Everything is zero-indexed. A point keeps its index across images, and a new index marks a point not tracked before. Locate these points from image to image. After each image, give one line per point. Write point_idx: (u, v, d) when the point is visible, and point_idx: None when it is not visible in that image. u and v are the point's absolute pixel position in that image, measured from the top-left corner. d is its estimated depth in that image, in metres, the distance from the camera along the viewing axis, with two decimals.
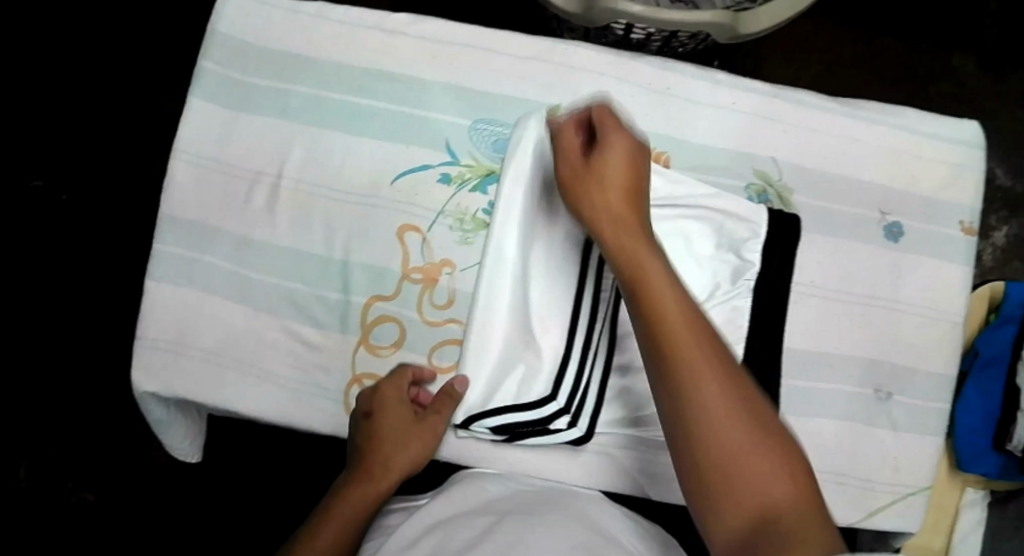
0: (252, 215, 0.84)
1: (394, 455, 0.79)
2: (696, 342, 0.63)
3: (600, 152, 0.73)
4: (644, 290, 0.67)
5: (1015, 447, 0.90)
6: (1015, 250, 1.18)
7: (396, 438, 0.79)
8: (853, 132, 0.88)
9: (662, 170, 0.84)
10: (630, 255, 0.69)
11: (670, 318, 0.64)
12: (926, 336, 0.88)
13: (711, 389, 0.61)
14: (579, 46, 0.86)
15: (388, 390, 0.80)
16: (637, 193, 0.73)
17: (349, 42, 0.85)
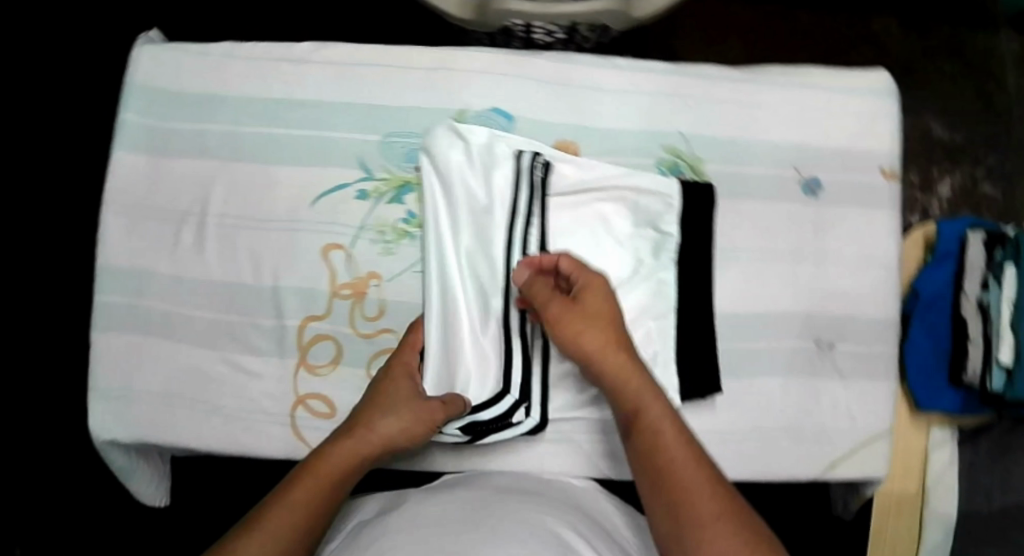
0: (183, 254, 0.87)
1: (385, 421, 0.77)
2: (694, 470, 0.69)
3: (581, 291, 0.77)
4: (641, 426, 0.72)
5: (972, 377, 0.88)
6: (962, 199, 1.17)
7: (395, 402, 0.78)
8: (756, 96, 0.88)
9: (572, 158, 0.85)
10: (628, 392, 0.74)
11: (669, 450, 0.70)
12: (859, 283, 0.89)
13: (708, 532, 0.65)
14: (475, 50, 0.86)
15: (400, 361, 0.80)
16: (620, 327, 0.77)
17: (254, 77, 0.87)
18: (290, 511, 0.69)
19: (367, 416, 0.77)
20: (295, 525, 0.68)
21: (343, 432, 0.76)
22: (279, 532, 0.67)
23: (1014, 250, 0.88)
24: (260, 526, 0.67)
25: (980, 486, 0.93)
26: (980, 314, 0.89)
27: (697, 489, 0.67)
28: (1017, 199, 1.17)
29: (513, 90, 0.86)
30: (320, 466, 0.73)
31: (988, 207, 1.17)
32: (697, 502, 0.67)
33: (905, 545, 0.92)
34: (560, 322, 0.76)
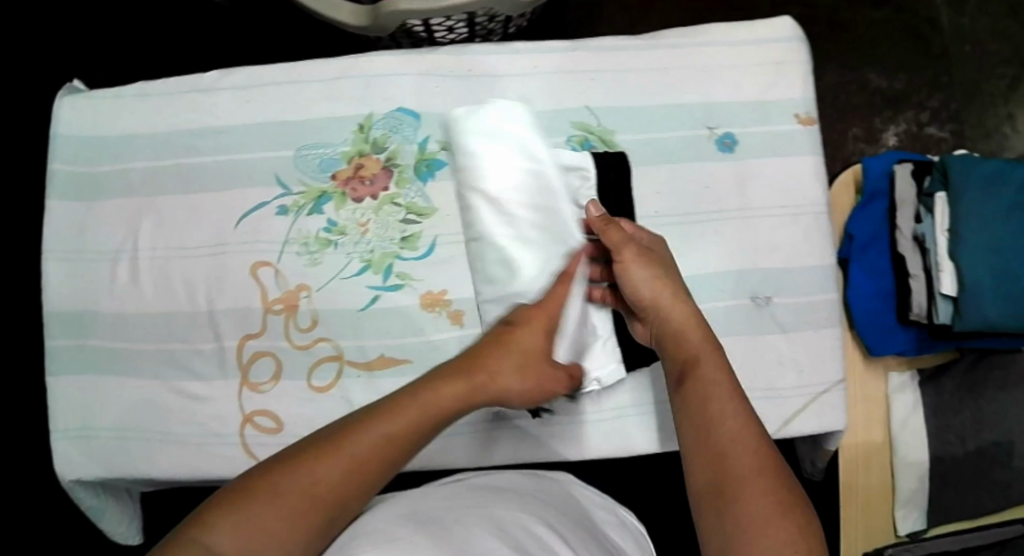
0: (121, 292, 0.88)
1: (507, 376, 0.74)
2: (742, 419, 0.71)
3: (651, 248, 0.80)
4: (698, 371, 0.74)
5: (918, 313, 0.85)
6: (910, 145, 1.15)
7: (538, 352, 0.76)
8: (654, 62, 0.89)
9: (492, 141, 0.83)
10: (688, 341, 0.76)
11: (720, 396, 0.72)
12: (789, 233, 0.88)
13: (748, 473, 0.68)
14: (376, 54, 0.88)
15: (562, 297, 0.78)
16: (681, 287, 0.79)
17: (170, 111, 0.89)
18: (365, 455, 0.67)
19: (488, 361, 0.74)
20: (365, 470, 0.67)
21: (470, 368, 0.74)
22: (345, 474, 0.66)
23: (941, 176, 0.87)
24: (324, 458, 0.66)
25: (951, 428, 0.91)
26: (918, 248, 0.88)
27: (741, 436, 0.70)
28: (965, 138, 1.15)
29: (417, 88, 0.87)
30: (406, 413, 0.70)
31: (936, 149, 1.15)
32: (737, 450, 0.69)
33: (879, 495, 0.90)
34: (635, 269, 0.78)
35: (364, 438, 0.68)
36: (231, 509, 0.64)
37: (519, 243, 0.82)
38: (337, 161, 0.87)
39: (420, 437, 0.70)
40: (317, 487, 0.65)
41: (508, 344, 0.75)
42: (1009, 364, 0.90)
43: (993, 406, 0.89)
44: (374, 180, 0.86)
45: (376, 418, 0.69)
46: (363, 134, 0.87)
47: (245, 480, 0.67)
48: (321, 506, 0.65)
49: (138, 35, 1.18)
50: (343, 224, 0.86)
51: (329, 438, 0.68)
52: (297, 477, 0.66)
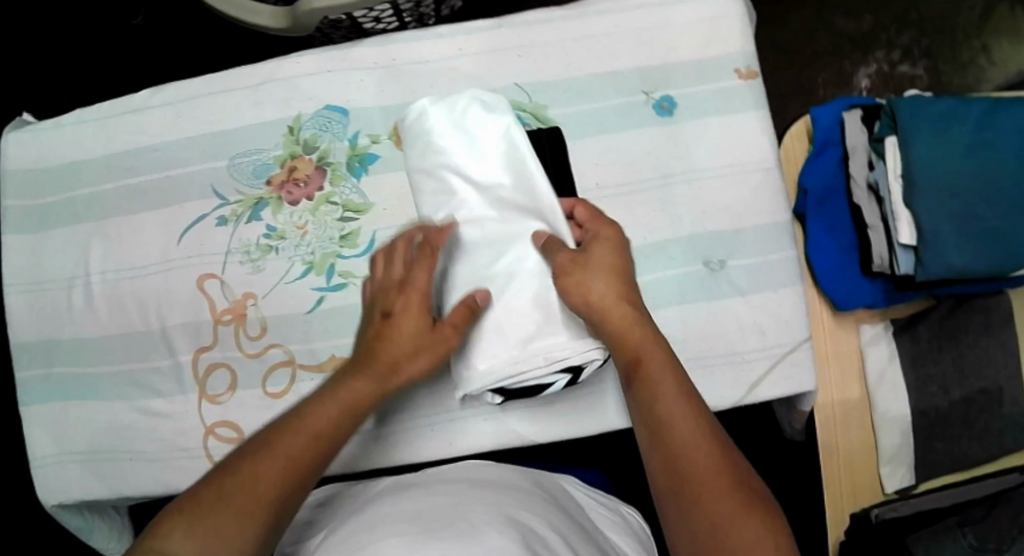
0: (78, 318, 0.89)
1: (394, 346, 0.73)
2: (696, 423, 0.66)
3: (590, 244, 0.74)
4: (644, 376, 0.69)
5: (881, 264, 0.82)
6: (883, 85, 1.19)
7: (414, 320, 0.74)
8: (583, 29, 0.86)
9: (438, 144, 0.82)
10: (632, 344, 0.70)
11: (668, 403, 0.67)
12: (739, 192, 0.84)
13: (708, 485, 0.64)
14: (300, 56, 0.87)
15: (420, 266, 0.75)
16: (626, 278, 0.74)
17: (106, 135, 0.89)
18: (298, 451, 0.67)
19: (392, 340, 0.73)
20: (299, 461, 0.66)
21: (368, 356, 0.73)
22: (286, 473, 0.65)
23: (890, 120, 0.83)
24: (262, 464, 0.65)
25: (932, 377, 0.85)
26: (873, 196, 0.84)
27: (694, 443, 0.65)
28: (940, 74, 1.19)
29: (343, 84, 0.87)
30: (316, 410, 0.69)
31: (909, 86, 1.19)
32: (696, 459, 0.65)
33: (862, 453, 0.86)
34: (570, 278, 0.73)
35: (290, 437, 0.67)
36: (177, 524, 0.61)
37: (478, 229, 0.79)
38: (271, 165, 0.87)
39: (341, 427, 0.70)
40: (260, 488, 0.64)
41: (402, 321, 0.74)
42: (990, 308, 0.85)
43: (976, 351, 0.84)
44: (308, 181, 0.86)
45: (288, 419, 0.69)
46: (293, 136, 0.87)
47: (182, 497, 0.64)
48: (269, 507, 0.63)
49: (92, 66, 1.20)
50: (283, 228, 0.86)
51: (254, 447, 0.66)
52: (239, 484, 0.64)
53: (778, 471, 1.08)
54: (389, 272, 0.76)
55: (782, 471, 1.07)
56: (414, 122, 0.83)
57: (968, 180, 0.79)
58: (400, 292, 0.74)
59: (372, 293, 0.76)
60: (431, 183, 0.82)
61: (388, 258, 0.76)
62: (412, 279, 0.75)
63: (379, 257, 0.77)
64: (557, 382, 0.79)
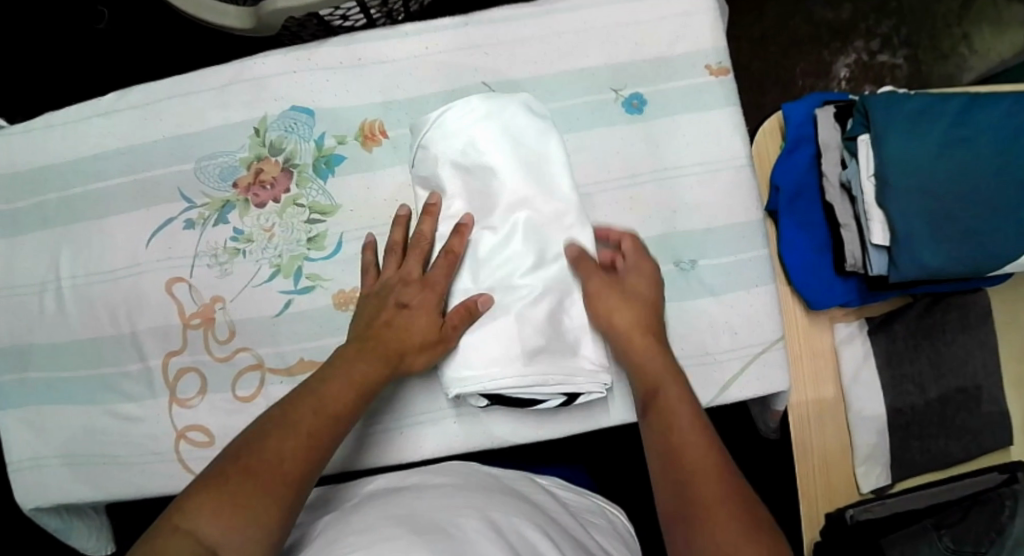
0: (49, 323, 0.88)
1: (409, 338, 0.75)
2: (707, 447, 0.68)
3: (626, 275, 0.78)
4: (659, 402, 0.72)
5: (855, 264, 0.82)
6: (862, 75, 1.18)
7: (427, 317, 0.76)
8: (549, 28, 0.86)
9: (447, 145, 0.79)
10: (653, 371, 0.73)
11: (680, 427, 0.70)
12: (711, 190, 0.83)
13: (713, 504, 0.65)
14: (264, 56, 0.87)
15: (436, 270, 0.77)
16: (653, 312, 0.77)
17: (72, 139, 0.88)
18: (315, 432, 0.68)
19: (404, 330, 0.75)
20: (316, 442, 0.68)
21: (378, 342, 0.75)
22: (305, 451, 0.67)
23: (862, 118, 0.81)
24: (284, 442, 0.66)
25: (907, 375, 0.85)
26: (846, 195, 0.83)
27: (705, 464, 0.67)
28: (919, 62, 1.17)
29: (308, 85, 0.86)
30: (330, 392, 0.71)
31: (889, 76, 1.18)
32: (705, 480, 0.66)
33: (837, 452, 0.84)
34: (601, 301, 0.77)
35: (309, 417, 0.69)
36: (203, 499, 0.62)
37: (488, 243, 0.79)
38: (237, 168, 0.86)
39: (354, 409, 0.72)
40: (283, 467, 0.65)
41: (413, 314, 0.76)
42: (966, 306, 0.84)
43: (953, 348, 0.84)
44: (275, 183, 0.85)
45: (302, 399, 0.70)
46: (260, 137, 0.86)
47: (205, 475, 0.65)
48: (293, 483, 0.65)
49: (65, 68, 1.19)
50: (250, 232, 0.85)
51: (274, 425, 0.68)
52: (264, 461, 0.65)
53: (757, 469, 1.07)
54: (406, 268, 0.78)
55: (760, 468, 1.07)
56: (445, 117, 0.80)
57: (944, 179, 0.77)
58: (415, 286, 0.77)
59: (383, 287, 0.78)
60: (456, 182, 0.80)
61: (404, 257, 0.79)
62: (426, 276, 0.77)
63: (393, 256, 0.80)
64: (549, 401, 0.79)
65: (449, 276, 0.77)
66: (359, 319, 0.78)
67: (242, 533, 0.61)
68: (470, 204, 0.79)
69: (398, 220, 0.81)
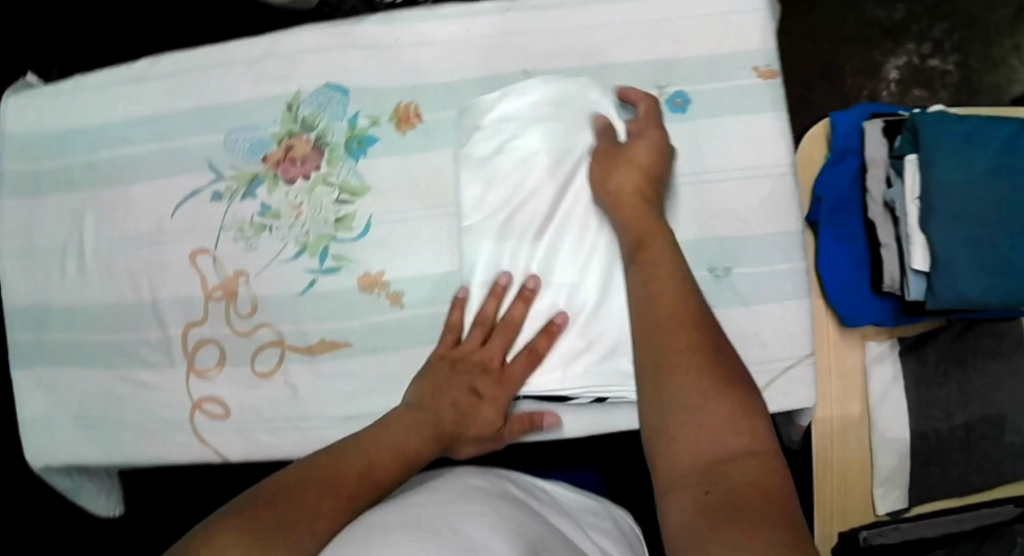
0: (71, 285, 0.88)
1: (471, 430, 0.75)
2: (685, 298, 0.66)
3: (632, 140, 0.76)
4: (643, 253, 0.71)
5: (891, 285, 0.81)
6: (912, 77, 1.15)
7: (494, 424, 0.75)
8: (594, 18, 0.84)
9: (487, 129, 0.80)
10: (639, 223, 0.73)
11: (659, 274, 0.68)
12: (751, 197, 0.81)
13: (684, 354, 0.62)
14: (302, 29, 0.85)
15: (514, 370, 0.76)
16: (654, 174, 0.75)
17: (106, 102, 0.88)
18: (354, 492, 0.64)
19: (468, 418, 0.75)
20: (354, 504, 0.63)
21: (439, 417, 0.74)
22: (342, 511, 0.62)
23: (911, 137, 0.81)
24: (323, 497, 0.62)
25: (936, 400, 0.83)
26: (889, 215, 0.82)
27: (681, 313, 0.65)
28: (970, 70, 1.14)
29: (346, 63, 0.85)
30: (378, 455, 0.68)
31: (940, 82, 1.14)
32: (677, 329, 0.64)
33: (855, 471, 0.83)
34: (605, 172, 0.76)
35: (352, 478, 0.65)
36: (233, 538, 0.57)
37: (529, 230, 0.79)
38: (267, 142, 0.85)
39: (398, 478, 0.68)
40: (317, 524, 0.60)
41: (478, 408, 0.75)
42: (1002, 333, 0.83)
43: (982, 377, 0.82)
44: (305, 160, 0.84)
45: (350, 458, 0.67)
46: (292, 113, 0.85)
47: (234, 512, 0.60)
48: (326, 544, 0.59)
49: (99, 26, 1.18)
50: (277, 208, 0.84)
51: (316, 478, 0.64)
52: (301, 513, 0.60)
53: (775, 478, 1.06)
54: (491, 347, 0.76)
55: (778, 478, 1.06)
56: (504, 101, 0.80)
57: (991, 208, 0.77)
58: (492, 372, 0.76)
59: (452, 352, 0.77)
60: (507, 168, 0.79)
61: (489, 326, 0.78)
62: (506, 369, 0.76)
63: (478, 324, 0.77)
64: (579, 399, 0.78)
65: (525, 375, 0.76)
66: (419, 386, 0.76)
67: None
68: (506, 189, 0.79)
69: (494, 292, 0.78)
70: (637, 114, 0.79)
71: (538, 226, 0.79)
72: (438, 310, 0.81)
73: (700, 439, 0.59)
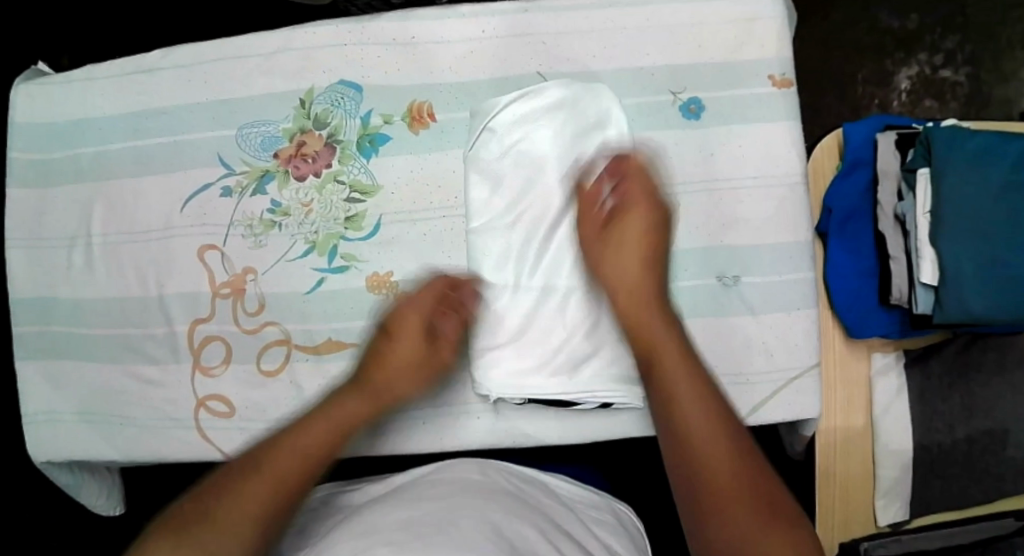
0: (77, 277, 0.87)
1: (402, 379, 0.75)
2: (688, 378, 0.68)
3: (624, 203, 0.77)
4: (637, 331, 0.72)
5: (899, 298, 0.81)
6: (923, 88, 1.15)
7: (421, 359, 0.75)
8: (612, 21, 0.84)
9: (496, 129, 0.80)
10: (632, 297, 0.74)
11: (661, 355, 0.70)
12: (762, 206, 0.82)
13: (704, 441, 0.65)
14: (317, 24, 0.85)
15: (424, 304, 0.77)
16: (649, 244, 0.76)
17: (117, 94, 0.87)
18: (289, 468, 0.66)
19: (396, 370, 0.75)
20: (285, 480, 0.65)
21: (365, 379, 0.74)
22: (273, 491, 0.64)
23: (924, 150, 0.81)
24: (249, 482, 0.65)
25: (939, 413, 0.84)
26: (900, 228, 0.82)
27: (691, 396, 0.67)
28: (981, 82, 1.15)
29: (360, 60, 0.84)
30: (308, 429, 0.69)
31: (950, 93, 1.15)
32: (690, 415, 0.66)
33: (857, 481, 0.84)
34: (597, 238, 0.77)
35: (279, 459, 0.66)
36: (164, 538, 0.61)
37: (543, 232, 0.79)
38: (279, 138, 0.84)
39: (331, 446, 0.69)
40: (246, 509, 0.63)
41: (403, 356, 0.75)
42: (1004, 347, 0.83)
43: (985, 391, 0.83)
44: (316, 157, 0.84)
45: (280, 438, 0.68)
46: (305, 109, 0.84)
47: (173, 512, 0.64)
48: (253, 521, 0.63)
49: (107, 16, 1.17)
50: (287, 205, 0.83)
51: (243, 466, 0.66)
52: (226, 503, 0.63)
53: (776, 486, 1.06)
54: (410, 307, 0.76)
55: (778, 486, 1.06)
56: (518, 102, 0.80)
57: (998, 224, 0.77)
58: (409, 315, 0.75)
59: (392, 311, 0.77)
60: (514, 170, 0.79)
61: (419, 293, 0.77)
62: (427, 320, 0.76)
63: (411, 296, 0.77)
64: (586, 404, 0.79)
65: (457, 329, 0.77)
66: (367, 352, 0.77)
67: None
68: (519, 191, 0.79)
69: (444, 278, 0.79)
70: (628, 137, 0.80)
71: (551, 225, 0.79)
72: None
73: (737, 522, 0.61)
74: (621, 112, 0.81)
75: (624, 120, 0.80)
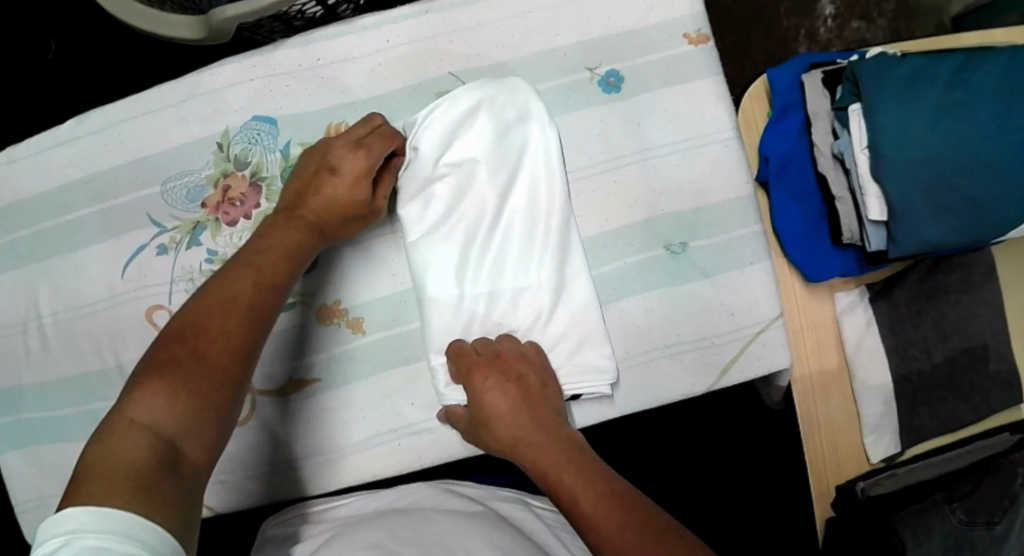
0: (34, 361, 0.86)
1: (339, 214, 0.76)
2: (576, 473, 0.70)
3: (477, 382, 0.75)
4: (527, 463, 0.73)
5: (851, 237, 0.80)
6: (848, 11, 1.16)
7: (360, 199, 0.76)
8: (515, 7, 0.82)
9: (415, 144, 0.78)
10: (521, 447, 0.73)
11: (548, 470, 0.71)
12: (699, 167, 0.80)
13: (596, 512, 0.67)
14: (223, 64, 0.83)
15: (372, 148, 0.76)
16: (524, 395, 0.74)
17: (38, 171, 0.86)
18: (253, 304, 0.68)
19: (335, 201, 0.76)
20: (257, 316, 0.68)
21: (303, 214, 0.75)
22: (248, 325, 0.67)
23: (852, 86, 0.79)
24: (227, 321, 0.66)
25: (914, 340, 0.83)
26: (839, 165, 0.81)
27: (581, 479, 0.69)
28: None
29: (271, 92, 0.83)
30: (264, 264, 0.71)
31: (875, 9, 1.16)
32: (584, 503, 0.67)
33: (844, 424, 0.82)
34: (472, 430, 0.76)
35: (247, 294, 0.68)
36: (155, 387, 0.62)
37: (484, 236, 0.77)
38: (203, 187, 0.83)
39: (289, 277, 0.72)
40: (233, 344, 0.65)
41: (340, 190, 0.76)
42: (970, 265, 0.82)
43: (956, 310, 0.82)
44: (243, 200, 0.82)
45: (237, 274, 0.69)
46: (223, 153, 0.83)
47: (153, 358, 0.64)
48: (238, 354, 0.65)
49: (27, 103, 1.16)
50: (224, 252, 0.82)
51: (215, 301, 0.67)
52: (211, 342, 0.65)
53: None
54: (346, 152, 0.76)
55: None
56: (435, 113, 0.78)
57: (940, 144, 0.75)
58: (363, 165, 0.76)
59: (321, 149, 0.78)
60: (444, 181, 0.77)
61: (362, 136, 0.77)
62: (371, 157, 0.76)
63: (346, 135, 0.77)
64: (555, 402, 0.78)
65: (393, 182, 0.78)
66: (292, 186, 0.78)
67: (193, 420, 0.62)
68: (451, 199, 0.77)
69: (383, 127, 0.78)
70: (547, 115, 0.79)
71: (490, 228, 0.77)
72: (404, 330, 0.80)
73: None
74: (541, 103, 0.79)
75: (544, 111, 0.79)
